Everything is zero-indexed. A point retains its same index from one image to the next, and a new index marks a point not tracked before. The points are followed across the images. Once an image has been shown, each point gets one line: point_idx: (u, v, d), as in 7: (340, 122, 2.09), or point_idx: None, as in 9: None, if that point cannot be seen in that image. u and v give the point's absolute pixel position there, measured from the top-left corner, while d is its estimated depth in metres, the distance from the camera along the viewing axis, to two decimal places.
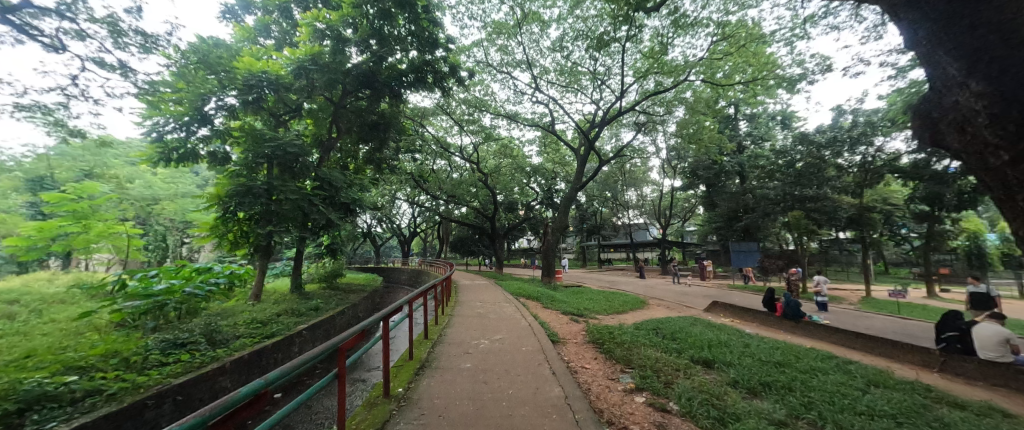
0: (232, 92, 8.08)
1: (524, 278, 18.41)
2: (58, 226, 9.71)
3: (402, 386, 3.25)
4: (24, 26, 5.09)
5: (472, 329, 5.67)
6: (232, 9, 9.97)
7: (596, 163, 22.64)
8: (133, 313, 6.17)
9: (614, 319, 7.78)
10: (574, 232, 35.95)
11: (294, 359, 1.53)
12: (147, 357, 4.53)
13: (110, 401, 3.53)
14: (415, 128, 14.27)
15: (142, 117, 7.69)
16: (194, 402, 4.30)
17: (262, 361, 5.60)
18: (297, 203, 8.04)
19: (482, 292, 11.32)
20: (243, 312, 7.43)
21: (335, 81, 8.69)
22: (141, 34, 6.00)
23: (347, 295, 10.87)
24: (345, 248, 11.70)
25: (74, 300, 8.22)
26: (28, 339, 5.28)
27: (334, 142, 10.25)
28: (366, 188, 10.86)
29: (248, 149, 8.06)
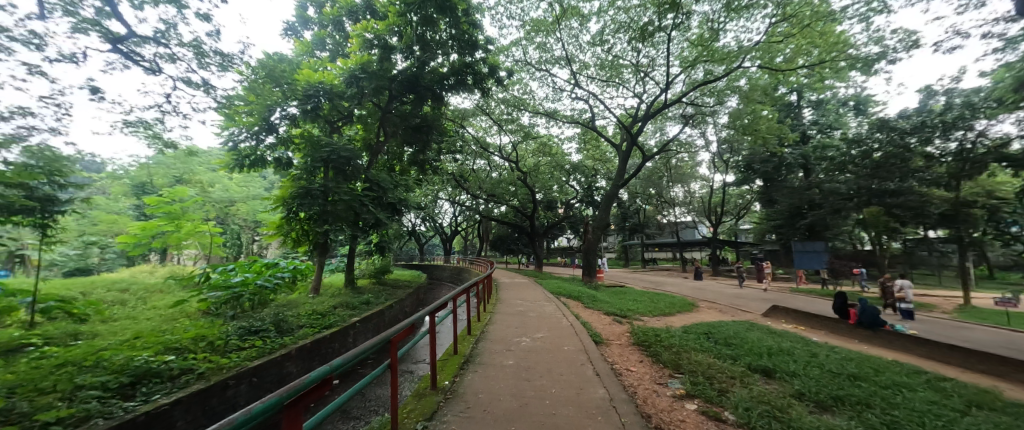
0: (293, 102, 8.91)
1: (564, 277, 18.28)
2: (157, 225, 11.23)
3: (448, 379, 3.42)
4: (130, 53, 5.99)
5: (514, 327, 5.77)
6: (293, 26, 10.97)
7: (639, 158, 21.86)
8: (216, 303, 7.04)
9: (659, 322, 7.50)
10: (615, 231, 34.96)
11: (354, 349, 1.68)
12: (227, 342, 5.17)
13: (200, 379, 4.11)
14: (456, 129, 14.67)
15: (222, 129, 8.72)
16: (267, 383, 4.87)
17: (322, 350, 6.14)
18: (349, 203, 8.65)
19: (522, 290, 11.42)
20: (305, 304, 8.16)
21: (383, 87, 9.28)
22: (219, 54, 6.82)
23: (395, 291, 11.49)
24: (392, 246, 12.35)
25: (169, 290, 9.49)
26: (138, 323, 6.27)
27: (382, 145, 10.86)
28: (411, 188, 11.40)
29: (308, 154, 8.81)
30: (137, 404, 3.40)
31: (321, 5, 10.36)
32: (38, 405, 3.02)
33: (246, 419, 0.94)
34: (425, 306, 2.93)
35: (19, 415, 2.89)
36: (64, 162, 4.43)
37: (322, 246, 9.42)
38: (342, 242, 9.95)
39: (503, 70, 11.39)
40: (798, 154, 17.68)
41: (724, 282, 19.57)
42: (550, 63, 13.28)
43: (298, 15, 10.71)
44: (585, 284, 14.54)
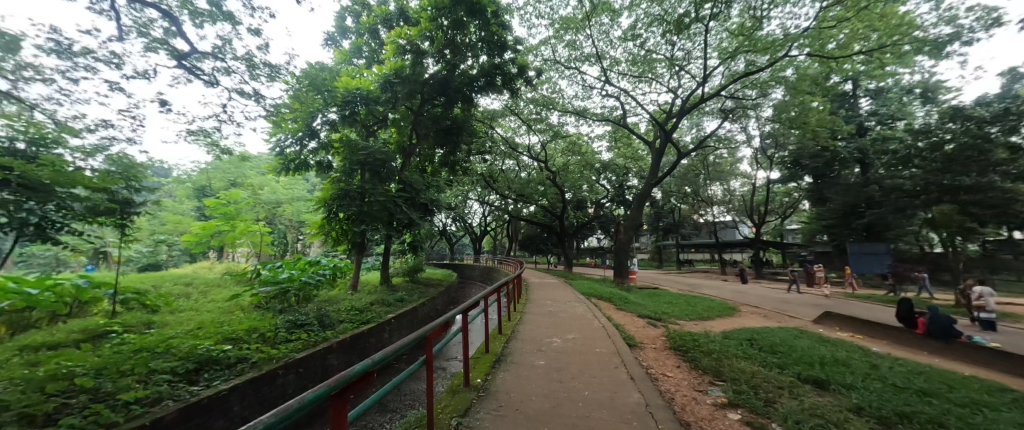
0: (334, 108, 9.40)
1: (595, 278, 17.92)
2: (216, 225, 12.26)
3: (481, 377, 3.46)
4: (192, 68, 6.58)
5: (544, 328, 5.74)
6: (332, 36, 11.56)
7: (674, 156, 21.03)
8: (266, 297, 7.58)
9: (697, 326, 7.19)
10: (648, 231, 33.86)
11: (393, 344, 1.75)
12: (277, 334, 5.54)
13: (253, 368, 4.44)
14: (485, 131, 14.80)
15: (270, 136, 9.37)
16: (311, 374, 5.16)
17: (361, 344, 6.44)
18: (384, 204, 8.99)
19: (552, 291, 11.36)
20: (344, 300, 8.59)
21: (415, 91, 9.58)
22: (269, 66, 7.34)
23: (427, 289, 11.80)
24: (424, 245, 12.70)
25: (226, 285, 10.33)
26: (200, 314, 6.89)
27: (414, 147, 11.18)
28: (442, 189, 11.65)
29: (346, 157, 9.26)
30: (199, 388, 3.73)
31: (358, 14, 10.75)
32: (119, 386, 3.40)
33: (290, 412, 0.98)
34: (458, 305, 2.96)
35: (105, 394, 3.28)
36: (139, 168, 4.96)
37: (359, 245, 9.85)
38: (377, 241, 10.34)
39: (532, 69, 11.36)
40: (854, 148, 16.15)
41: (769, 285, 18.37)
42: (579, 61, 13.10)
43: (337, 25, 11.27)
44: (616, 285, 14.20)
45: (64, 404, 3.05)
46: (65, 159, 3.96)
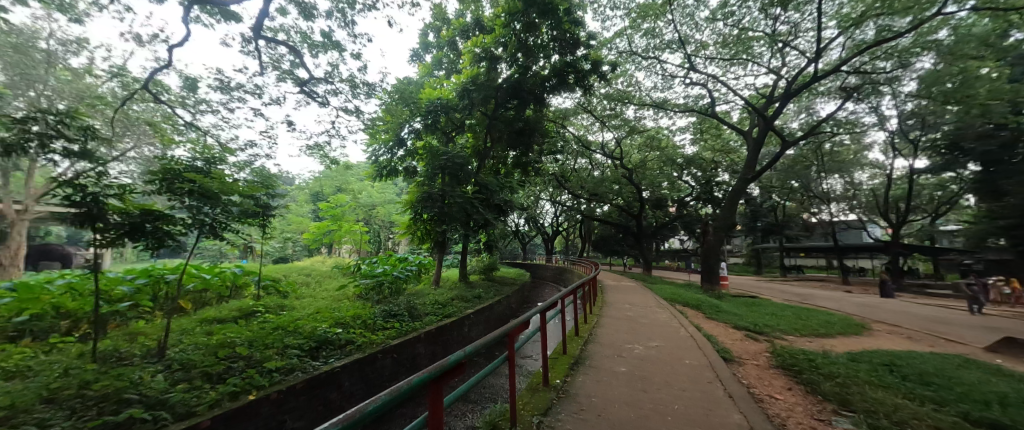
0: (419, 118, 10.32)
1: (679, 283, 16.51)
2: (328, 225, 14.33)
3: (560, 377, 3.45)
4: (310, 92, 7.80)
5: (624, 333, 5.47)
6: (417, 52, 12.63)
7: (776, 146, 18.29)
8: (366, 289, 8.62)
9: (812, 343, 6.14)
10: (743, 232, 30.00)
11: (481, 339, 1.84)
12: (375, 321, 6.24)
13: (357, 350, 5.06)
14: (557, 130, 14.65)
15: (368, 147, 10.66)
16: (404, 360, 5.70)
17: (445, 335, 6.92)
18: (462, 206, 9.49)
19: (630, 294, 10.79)
20: (429, 294, 9.31)
21: (490, 96, 9.94)
22: (366, 85, 8.32)
23: (502, 287, 12.15)
24: (498, 245, 13.11)
25: (334, 277, 12.05)
26: (316, 301, 8.12)
27: (489, 150, 11.59)
28: (515, 189, 11.90)
29: (429, 163, 10.04)
30: (318, 364, 4.41)
31: (438, 30, 11.50)
32: (263, 356, 4.20)
33: (392, 396, 1.10)
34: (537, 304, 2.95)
35: (256, 361, 4.09)
36: (274, 178, 5.99)
37: (440, 244, 10.58)
38: (456, 240, 10.96)
39: (607, 64, 10.92)
40: None
41: (914, 300, 14.78)
42: (659, 49, 12.24)
43: (421, 42, 12.29)
44: (704, 292, 12.90)
45: (229, 367, 3.89)
46: (226, 172, 4.97)
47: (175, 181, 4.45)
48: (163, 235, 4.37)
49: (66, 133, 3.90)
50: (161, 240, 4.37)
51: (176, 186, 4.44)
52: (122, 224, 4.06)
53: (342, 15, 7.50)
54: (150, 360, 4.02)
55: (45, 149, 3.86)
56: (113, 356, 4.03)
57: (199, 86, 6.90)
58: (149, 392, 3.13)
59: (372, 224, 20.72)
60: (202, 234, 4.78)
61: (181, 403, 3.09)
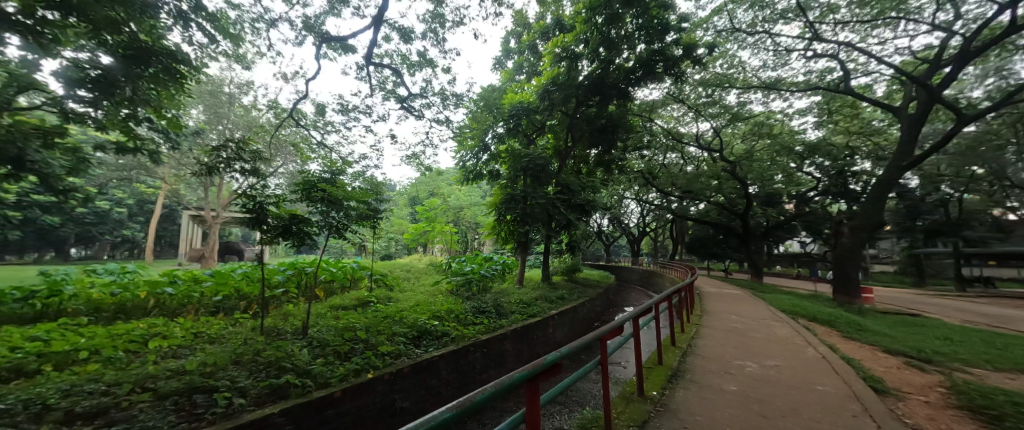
0: (502, 123, 10.75)
1: (799, 293, 13.97)
2: (424, 226, 15.82)
3: (657, 389, 3.20)
4: (409, 107, 8.70)
5: (732, 348, 4.83)
6: (499, 59, 13.16)
7: (946, 123, 14.16)
8: (457, 285, 9.26)
9: (1014, 382, 4.60)
10: (893, 234, 23.98)
11: (576, 341, 1.80)
12: (466, 316, 6.64)
13: (452, 342, 5.44)
14: (644, 124, 13.69)
15: (456, 153, 11.48)
16: (494, 355, 5.95)
17: (532, 334, 7.02)
18: (544, 206, 9.50)
19: (736, 304, 9.52)
20: (513, 293, 9.58)
21: (572, 95, 9.78)
22: (454, 96, 8.96)
23: (586, 289, 11.84)
24: (581, 246, 12.82)
25: (429, 273, 13.29)
26: (415, 294, 9.04)
27: (570, 150, 11.41)
28: (598, 189, 11.50)
29: (511, 166, 10.32)
30: (420, 352, 4.88)
31: (519, 35, 11.77)
32: (376, 341, 4.81)
33: (486, 395, 1.11)
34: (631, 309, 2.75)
35: (372, 344, 4.72)
36: (382, 185, 6.77)
37: (523, 244, 10.80)
38: (538, 241, 11.04)
39: (703, 46, 9.81)
40: None
41: None
42: (770, 21, 10.59)
43: (503, 49, 12.75)
44: (836, 305, 10.68)
45: (352, 348, 4.55)
46: (346, 182, 5.75)
47: (312, 191, 5.38)
48: (304, 235, 5.36)
49: (243, 156, 5.05)
50: (302, 238, 5.36)
51: (313, 194, 5.35)
52: (277, 226, 5.11)
53: (435, 35, 8.20)
54: (296, 336, 4.95)
55: (230, 169, 5.06)
56: (273, 331, 5.09)
57: (326, 110, 8.26)
58: (299, 363, 3.87)
59: (460, 225, 22.17)
60: (331, 233, 5.71)
61: (320, 374, 3.74)
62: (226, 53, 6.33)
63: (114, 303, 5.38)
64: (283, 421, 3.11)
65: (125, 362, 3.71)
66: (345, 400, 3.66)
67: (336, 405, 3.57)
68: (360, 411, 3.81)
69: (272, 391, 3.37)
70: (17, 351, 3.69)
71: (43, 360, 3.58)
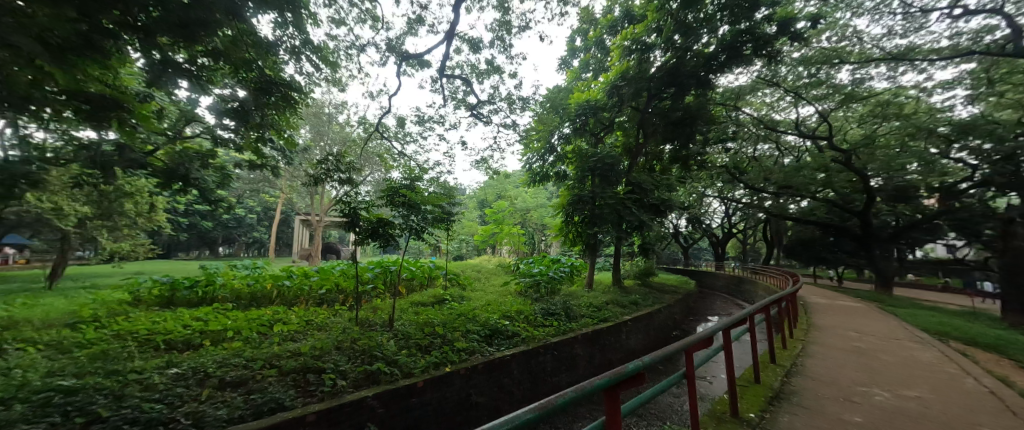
0: (568, 123, 10.63)
1: (946, 309, 11.20)
2: (492, 228, 16.37)
3: (755, 412, 2.83)
4: (478, 113, 9.08)
5: (853, 371, 4.06)
6: (565, 59, 13.06)
7: None
8: (526, 287, 9.35)
9: None
10: None
11: (662, 349, 1.66)
12: (535, 318, 6.65)
13: (522, 343, 5.50)
14: (728, 114, 12.33)
15: (523, 156, 11.67)
16: (564, 359, 5.84)
17: (604, 339, 6.76)
18: (614, 207, 9.11)
19: (856, 319, 7.99)
20: (583, 296, 9.35)
21: (643, 88, 9.21)
22: (519, 99, 9.10)
23: (663, 295, 11.03)
24: (656, 248, 11.99)
25: (498, 274, 13.67)
26: (486, 294, 9.37)
27: (642, 146, 10.76)
28: (674, 187, 10.64)
29: (578, 166, 10.10)
30: (492, 350, 5.03)
31: (586, 32, 11.55)
32: (453, 337, 5.07)
33: (564, 401, 1.03)
34: (728, 319, 2.38)
35: (449, 340, 4.99)
36: (455, 189, 7.09)
37: (591, 247, 10.45)
38: (609, 243, 10.61)
39: (802, 20, 8.51)
40: None
41: None
42: None
43: (569, 49, 12.63)
44: (1007, 327, 8.32)
45: (431, 342, 4.86)
46: (423, 187, 6.11)
47: (395, 197, 5.91)
48: (389, 236, 5.91)
49: (340, 167, 5.77)
50: (387, 239, 5.93)
51: (396, 200, 5.87)
52: (368, 228, 5.74)
53: (501, 42, 8.44)
54: (384, 328, 5.47)
55: (330, 179, 5.79)
56: (365, 322, 5.71)
57: (406, 122, 9.03)
58: (387, 352, 4.27)
59: (527, 227, 22.38)
60: (412, 235, 6.20)
61: (405, 364, 4.08)
62: (327, 79, 7.28)
63: (250, 293, 6.62)
64: (376, 403, 3.47)
65: (258, 341, 4.50)
66: (427, 391, 3.94)
67: (419, 394, 3.86)
68: (440, 402, 4.05)
69: (366, 376, 3.77)
70: (187, 328, 4.72)
71: (204, 336, 4.52)
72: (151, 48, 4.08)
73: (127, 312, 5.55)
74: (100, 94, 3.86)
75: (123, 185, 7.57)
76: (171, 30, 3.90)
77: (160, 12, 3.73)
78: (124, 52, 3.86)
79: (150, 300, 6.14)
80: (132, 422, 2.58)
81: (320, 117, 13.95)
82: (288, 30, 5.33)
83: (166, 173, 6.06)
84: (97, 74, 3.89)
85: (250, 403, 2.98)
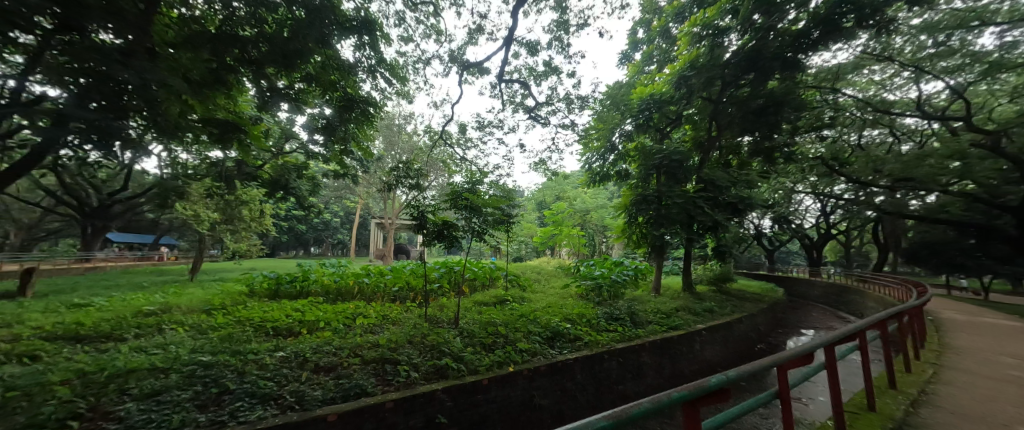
0: (630, 120, 10.19)
1: None
2: (551, 230, 16.31)
3: None
4: (536, 116, 9.12)
5: (1010, 407, 3.26)
6: (626, 53, 12.54)
7: None
8: (587, 290, 9.12)
9: None
10: None
11: (761, 360, 1.43)
12: (598, 322, 6.44)
13: (585, 347, 5.35)
14: (822, 98, 10.74)
15: (582, 156, 11.45)
16: (630, 367, 5.55)
17: (674, 348, 6.28)
18: (683, 206, 8.45)
19: (1012, 342, 6.37)
20: (649, 301, 8.84)
21: (715, 77, 8.43)
22: (578, 99, 8.92)
23: (743, 303, 9.96)
24: (734, 251, 10.87)
25: (558, 275, 13.57)
26: (546, 296, 9.34)
27: (715, 140, 9.84)
28: (755, 184, 9.53)
29: (641, 164, 9.59)
30: (555, 353, 4.98)
31: (649, 23, 10.96)
32: (515, 337, 5.13)
33: (638, 413, 0.88)
34: (835, 331, 1.97)
35: (511, 340, 5.05)
36: (514, 191, 7.13)
37: (658, 249, 9.82)
38: (677, 245, 9.88)
39: None
40: None
41: None
42: None
43: (630, 42, 12.11)
44: None
45: (494, 341, 4.98)
46: (484, 191, 6.27)
47: (458, 200, 6.17)
48: (453, 238, 6.22)
49: (409, 173, 6.19)
50: (451, 241, 6.22)
51: (459, 203, 6.13)
52: (433, 231, 6.10)
53: (559, 42, 8.35)
54: (450, 326, 5.72)
55: (400, 185, 6.24)
56: (433, 319, 6.04)
57: (467, 128, 9.40)
58: (453, 349, 4.46)
59: (587, 228, 21.83)
60: (474, 237, 6.41)
61: (471, 361, 4.23)
62: (397, 92, 7.87)
63: (336, 288, 7.44)
64: (445, 397, 3.65)
65: (343, 332, 5.02)
66: (492, 389, 4.03)
67: (484, 391, 3.97)
68: (505, 400, 4.13)
69: (435, 370, 3.98)
70: (287, 317, 5.44)
71: (301, 325, 5.17)
72: (261, 78, 4.79)
73: (244, 302, 6.60)
74: (225, 119, 4.62)
75: (240, 195, 9.01)
76: (275, 60, 4.53)
77: (267, 47, 4.37)
78: (240, 83, 4.60)
79: (262, 292, 7.24)
80: (251, 396, 3.05)
81: (391, 128, 15.16)
82: (365, 51, 5.87)
83: (272, 184, 7.08)
84: (223, 104, 4.68)
85: (339, 387, 3.33)
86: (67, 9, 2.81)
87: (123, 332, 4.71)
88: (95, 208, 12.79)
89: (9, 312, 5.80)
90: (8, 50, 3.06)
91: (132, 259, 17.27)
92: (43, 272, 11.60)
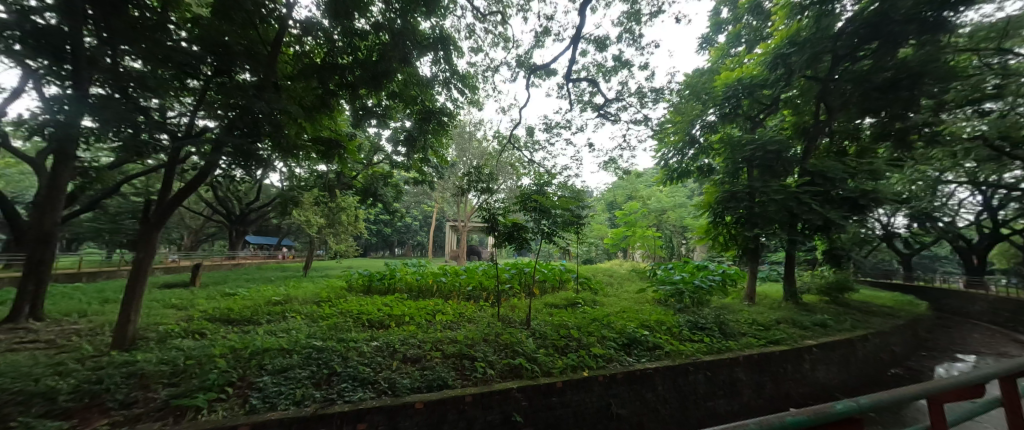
0: (713, 110, 9.29)
1: None
2: (624, 230, 15.64)
3: None
4: (606, 113, 8.78)
5: None
6: (708, 37, 11.44)
7: None
8: (667, 295, 8.49)
9: None
10: None
11: (912, 385, 1.12)
12: (680, 331, 5.95)
13: (666, 357, 4.98)
14: (981, 62, 8.45)
15: (657, 152, 10.75)
16: (720, 381, 4.99)
17: (774, 365, 5.49)
18: (783, 203, 7.37)
19: None
20: (741, 311, 7.88)
21: (823, 52, 7.23)
22: (651, 90, 8.37)
23: (868, 317, 8.30)
24: (853, 255, 9.13)
25: (631, 279, 12.90)
26: (620, 300, 8.93)
27: (824, 125, 8.41)
28: (882, 174, 7.89)
29: (728, 157, 8.64)
30: (633, 361, 4.74)
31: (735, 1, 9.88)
32: (589, 341, 5.00)
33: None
34: (1017, 358, 1.50)
35: (584, 344, 4.94)
36: (584, 191, 6.94)
37: (752, 252, 8.71)
38: (776, 247, 8.67)
39: None
40: None
41: None
42: None
43: (713, 24, 11.02)
44: None
45: (567, 344, 4.91)
46: (553, 192, 6.18)
47: (527, 202, 6.20)
48: (523, 240, 6.29)
49: (480, 177, 6.45)
50: (521, 242, 6.32)
51: (528, 205, 6.18)
52: (505, 233, 6.27)
53: (631, 34, 7.93)
54: (522, 326, 5.81)
55: (473, 189, 6.53)
56: (506, 319, 6.20)
57: (535, 131, 9.45)
58: (527, 349, 4.52)
59: (664, 230, 20.36)
60: (544, 239, 6.40)
61: (544, 363, 4.24)
62: (469, 101, 8.27)
63: (418, 285, 8.10)
64: (520, 396, 3.72)
65: (425, 327, 5.42)
66: (567, 392, 3.98)
67: (559, 394, 3.93)
68: (581, 405, 4.04)
69: (510, 369, 4.07)
70: (378, 311, 6.05)
71: (390, 318, 5.71)
72: (357, 100, 5.44)
73: (344, 295, 7.56)
74: (329, 137, 5.34)
75: (340, 202, 10.32)
76: (368, 82, 5.05)
77: (360, 71, 4.92)
78: (339, 105, 5.27)
79: (358, 287, 8.21)
80: (354, 379, 3.46)
81: (463, 135, 15.98)
82: (441, 65, 6.26)
83: (364, 191, 7.98)
84: (327, 124, 5.43)
85: (424, 377, 3.60)
86: (219, 56, 3.66)
87: (259, 317, 5.73)
88: (237, 216, 15.77)
89: (186, 298, 7.48)
90: (183, 96, 4.09)
91: (263, 257, 20.93)
92: (205, 267, 14.70)
